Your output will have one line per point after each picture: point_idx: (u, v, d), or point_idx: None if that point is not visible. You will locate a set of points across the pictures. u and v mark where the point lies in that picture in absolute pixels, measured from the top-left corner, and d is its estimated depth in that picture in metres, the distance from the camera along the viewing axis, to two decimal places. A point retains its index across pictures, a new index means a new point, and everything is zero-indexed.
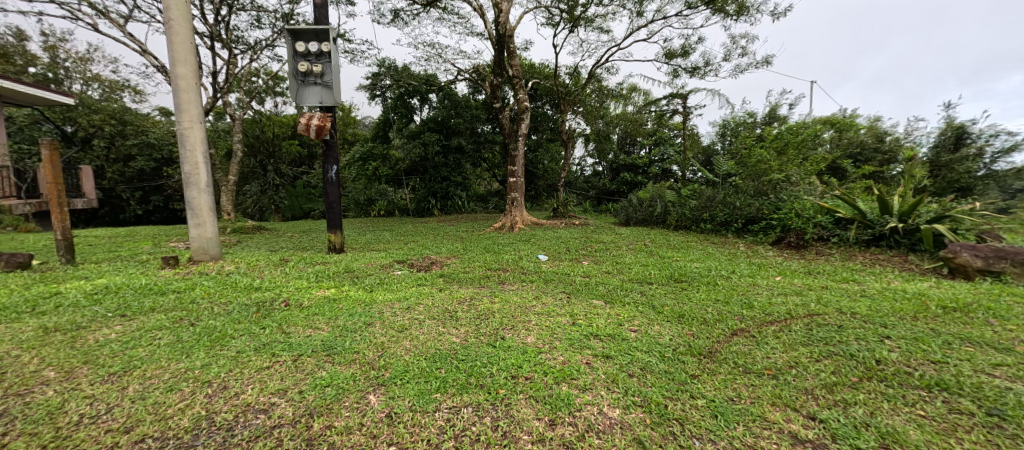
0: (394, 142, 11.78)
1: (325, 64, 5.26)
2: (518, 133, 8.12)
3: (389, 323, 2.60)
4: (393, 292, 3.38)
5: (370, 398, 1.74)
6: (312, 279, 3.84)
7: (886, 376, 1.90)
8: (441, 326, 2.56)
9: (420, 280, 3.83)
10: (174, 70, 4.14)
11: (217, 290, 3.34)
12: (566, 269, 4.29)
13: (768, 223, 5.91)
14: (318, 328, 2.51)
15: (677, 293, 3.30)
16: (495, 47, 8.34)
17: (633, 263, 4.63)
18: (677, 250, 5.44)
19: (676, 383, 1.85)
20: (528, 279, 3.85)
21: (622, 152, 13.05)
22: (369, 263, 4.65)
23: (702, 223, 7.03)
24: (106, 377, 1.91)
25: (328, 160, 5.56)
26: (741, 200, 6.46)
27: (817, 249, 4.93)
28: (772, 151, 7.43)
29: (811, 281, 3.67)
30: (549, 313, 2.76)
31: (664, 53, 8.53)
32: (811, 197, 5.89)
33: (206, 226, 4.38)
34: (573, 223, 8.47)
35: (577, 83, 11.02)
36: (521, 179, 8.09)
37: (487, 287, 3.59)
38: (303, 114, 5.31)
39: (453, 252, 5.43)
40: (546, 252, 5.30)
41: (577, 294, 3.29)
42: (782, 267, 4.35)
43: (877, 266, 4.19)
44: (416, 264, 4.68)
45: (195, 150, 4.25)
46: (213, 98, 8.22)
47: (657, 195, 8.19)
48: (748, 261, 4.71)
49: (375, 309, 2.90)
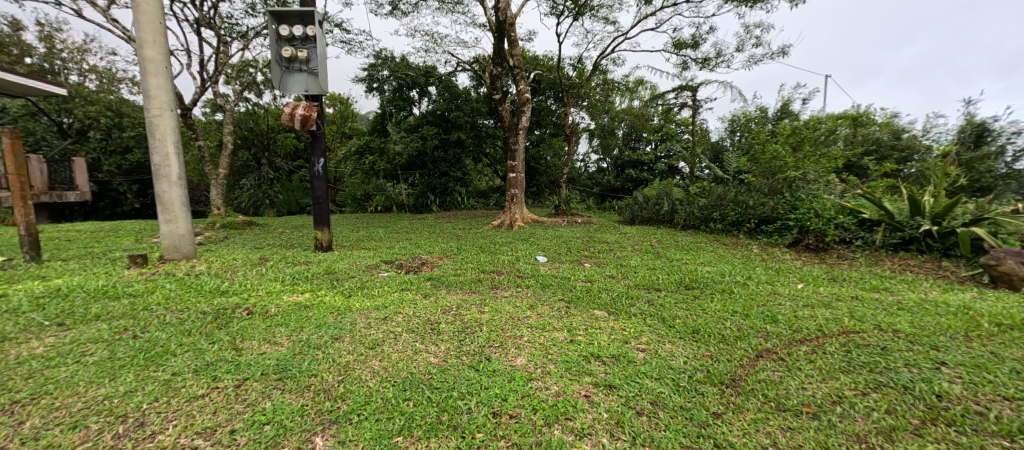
0: (392, 135, 11.46)
1: (311, 50, 4.91)
2: (519, 126, 7.71)
3: (359, 337, 2.26)
4: (372, 298, 3.03)
5: (316, 442, 1.41)
6: (289, 282, 3.50)
7: (955, 418, 1.55)
8: (419, 342, 2.22)
9: (406, 284, 3.48)
10: (141, 52, 3.82)
11: (178, 294, 2.99)
12: (566, 272, 3.95)
13: (784, 224, 5.53)
14: (277, 343, 2.16)
15: (689, 304, 2.94)
16: (494, 35, 7.97)
17: (639, 266, 4.28)
18: (685, 252, 5.08)
19: (696, 426, 1.51)
20: (524, 283, 3.52)
21: (626, 148, 12.66)
22: (354, 263, 4.32)
23: (712, 223, 6.66)
24: (5, 407, 1.59)
25: (315, 151, 5.20)
26: (754, 199, 6.08)
27: (839, 252, 4.56)
28: (786, 146, 7.05)
29: (838, 290, 3.30)
30: (544, 327, 2.41)
31: (673, 44, 8.16)
32: (831, 196, 5.51)
33: (177, 222, 4.03)
34: (575, 221, 8.11)
35: (581, 76, 10.65)
36: (522, 174, 7.71)
37: (478, 293, 3.24)
38: (287, 103, 4.98)
39: (446, 251, 5.09)
40: (546, 253, 4.96)
41: (576, 304, 2.92)
42: (803, 273, 3.99)
43: (909, 273, 3.82)
44: (405, 264, 4.36)
45: (164, 140, 3.92)
46: (202, 88, 7.89)
47: (664, 193, 7.83)
48: (764, 266, 4.34)
49: (348, 319, 2.57)
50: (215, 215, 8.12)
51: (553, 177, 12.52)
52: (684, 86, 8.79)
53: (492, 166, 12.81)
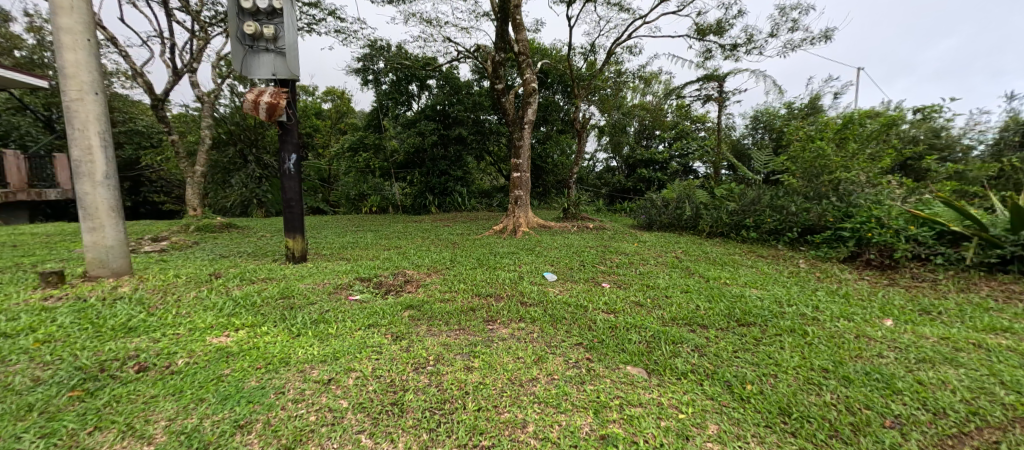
0: (388, 131, 10.66)
1: (280, 26, 4.16)
2: (524, 120, 6.87)
3: (277, 425, 1.48)
4: (327, 340, 2.27)
5: None
6: (229, 310, 2.73)
7: None
8: (367, 436, 1.45)
9: (376, 315, 2.68)
10: (55, 21, 3.07)
11: (66, 335, 2.23)
12: (580, 297, 3.16)
13: (836, 234, 4.69)
14: (148, 437, 1.40)
15: (754, 354, 2.16)
16: (498, 18, 7.17)
17: (670, 288, 3.49)
18: (720, 267, 4.31)
19: None
20: (528, 315, 2.74)
21: (638, 146, 11.84)
22: (321, 282, 3.54)
23: (744, 231, 5.83)
24: None
25: (286, 146, 4.43)
26: (796, 204, 5.30)
27: (912, 272, 3.76)
28: (829, 143, 6.17)
29: (948, 333, 2.48)
30: (557, 405, 1.62)
31: (696, 29, 7.33)
32: (893, 200, 4.66)
33: (104, 231, 3.29)
34: (586, 226, 7.30)
35: (591, 68, 9.84)
36: (527, 174, 6.87)
37: (470, 332, 2.43)
38: (250, 89, 4.21)
39: (436, 264, 4.32)
40: (554, 268, 4.17)
41: (600, 354, 2.13)
42: (881, 302, 3.17)
43: (1021, 304, 2.98)
44: (385, 282, 3.63)
45: (87, 130, 3.18)
46: (175, 75, 7.15)
47: (685, 196, 7.05)
48: (827, 289, 3.53)
49: (277, 380, 1.79)
50: (191, 217, 7.42)
51: (560, 177, 11.75)
52: (707, 76, 7.93)
53: (495, 165, 12.06)
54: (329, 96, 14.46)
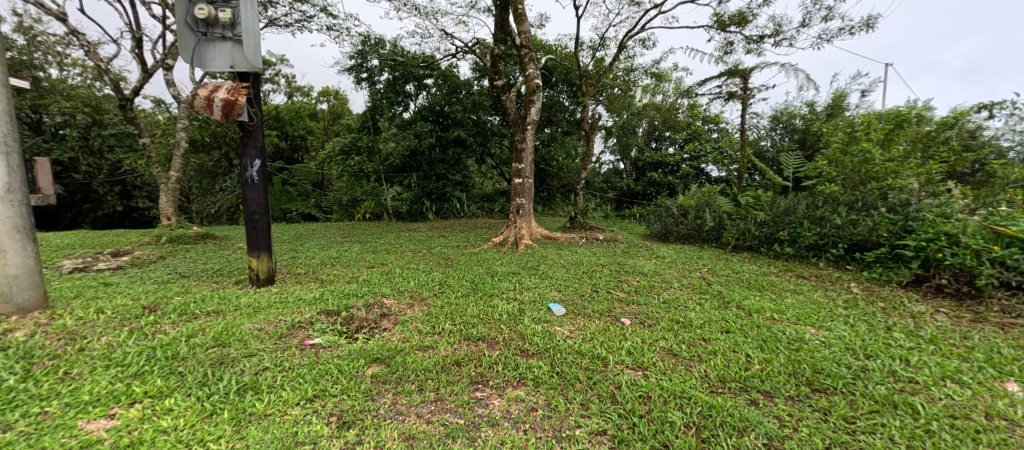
0: (383, 133, 10.03)
1: (236, 10, 3.54)
2: (527, 120, 6.18)
3: None
4: (247, 429, 1.60)
5: None
6: (137, 367, 2.07)
7: None
8: None
9: (328, 376, 2.01)
10: None
11: None
12: (596, 342, 2.49)
13: (895, 252, 3.98)
14: None
15: None
16: (498, 9, 6.51)
17: (707, 327, 2.79)
18: (761, 294, 3.61)
19: None
20: (531, 376, 2.05)
21: (648, 148, 11.15)
22: (278, 317, 2.89)
23: (778, 245, 5.14)
24: None
25: (248, 150, 3.79)
26: (842, 215, 4.58)
27: (1002, 305, 3.07)
28: (873, 145, 5.42)
29: None
30: None
31: (716, 20, 6.65)
32: (965, 213, 3.92)
33: (5, 256, 2.65)
34: (596, 237, 6.60)
35: (599, 65, 9.16)
36: (529, 179, 6.19)
37: (450, 408, 1.79)
38: (203, 83, 3.54)
39: (422, 289, 3.67)
40: (563, 296, 3.48)
41: None
42: (985, 349, 2.47)
43: None
44: (356, 317, 2.96)
45: None
46: (145, 72, 6.57)
47: (705, 203, 6.39)
48: (904, 328, 2.82)
49: None
50: (164, 227, 6.85)
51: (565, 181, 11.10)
52: (729, 71, 7.22)
53: (497, 168, 11.46)
54: (325, 97, 13.89)
